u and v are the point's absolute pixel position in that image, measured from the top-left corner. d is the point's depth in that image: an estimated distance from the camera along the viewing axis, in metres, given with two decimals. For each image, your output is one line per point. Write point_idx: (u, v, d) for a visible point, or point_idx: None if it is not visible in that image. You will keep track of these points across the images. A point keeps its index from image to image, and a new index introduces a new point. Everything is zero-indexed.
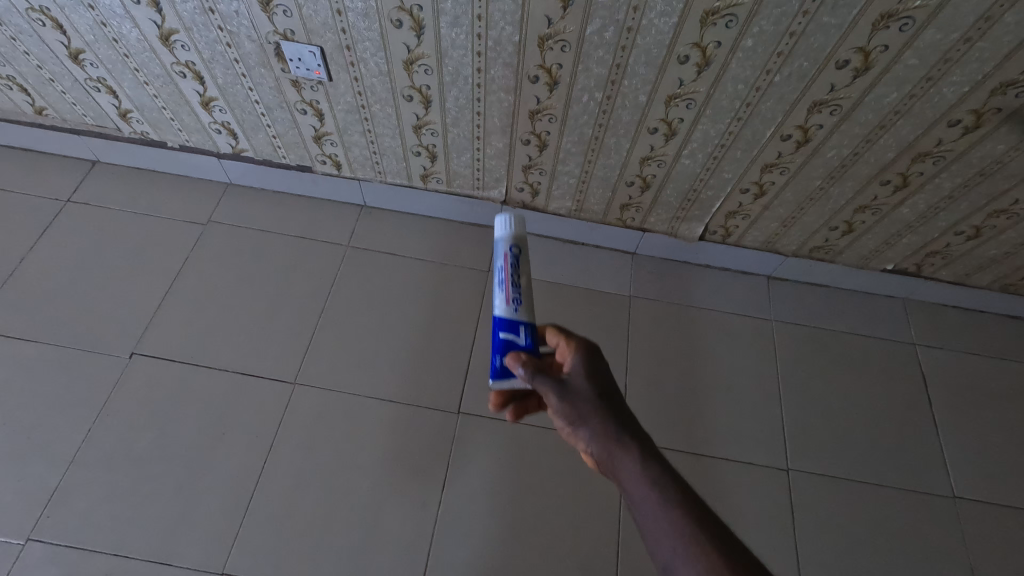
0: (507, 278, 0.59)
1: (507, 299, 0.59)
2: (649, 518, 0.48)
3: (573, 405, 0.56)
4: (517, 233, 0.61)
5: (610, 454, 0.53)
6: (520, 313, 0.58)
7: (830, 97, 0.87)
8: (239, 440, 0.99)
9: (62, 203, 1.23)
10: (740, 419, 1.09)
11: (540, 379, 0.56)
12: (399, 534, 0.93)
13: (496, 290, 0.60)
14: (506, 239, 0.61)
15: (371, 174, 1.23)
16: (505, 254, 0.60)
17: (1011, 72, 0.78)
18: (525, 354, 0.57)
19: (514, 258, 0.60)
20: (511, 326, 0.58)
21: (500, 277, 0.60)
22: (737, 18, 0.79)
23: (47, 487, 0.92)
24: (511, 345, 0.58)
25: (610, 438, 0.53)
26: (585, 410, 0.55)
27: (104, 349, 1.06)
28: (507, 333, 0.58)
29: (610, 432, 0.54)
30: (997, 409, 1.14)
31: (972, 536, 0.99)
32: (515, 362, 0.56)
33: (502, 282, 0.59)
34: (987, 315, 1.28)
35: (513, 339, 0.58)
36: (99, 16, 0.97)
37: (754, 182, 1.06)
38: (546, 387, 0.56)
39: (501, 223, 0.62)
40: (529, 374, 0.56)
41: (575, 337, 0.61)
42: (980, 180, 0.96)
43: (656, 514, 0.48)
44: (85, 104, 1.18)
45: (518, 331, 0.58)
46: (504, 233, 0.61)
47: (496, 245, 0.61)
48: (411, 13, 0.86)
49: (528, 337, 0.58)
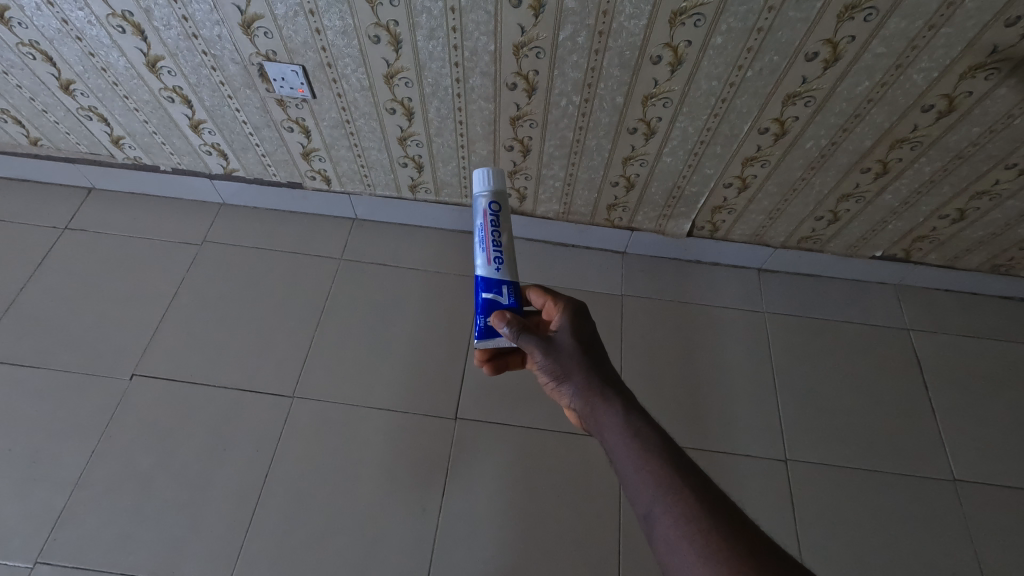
0: (489, 237, 0.62)
1: (489, 260, 0.63)
2: (625, 460, 0.56)
3: (558, 362, 0.63)
4: (495, 188, 0.64)
5: (592, 405, 0.61)
6: (502, 272, 0.63)
7: (802, 89, 0.88)
8: (240, 455, 1.00)
9: (59, 230, 1.26)
10: (736, 412, 1.09)
11: (527, 338, 0.62)
12: (401, 541, 0.93)
13: (478, 250, 0.63)
14: (485, 196, 0.63)
15: (360, 188, 1.25)
16: (484, 211, 0.63)
17: (977, 55, 0.80)
18: (510, 313, 0.62)
19: (494, 214, 0.63)
20: (495, 287, 0.63)
21: (481, 235, 0.63)
22: (704, 17, 0.80)
23: (52, 510, 0.93)
24: (495, 305, 0.63)
25: (589, 390, 0.61)
26: (569, 365, 0.63)
27: (105, 372, 1.08)
28: (490, 294, 0.62)
29: (591, 386, 0.61)
30: (994, 390, 1.14)
31: (974, 518, 0.99)
32: (500, 321, 0.61)
33: (483, 241, 0.63)
34: (979, 297, 1.28)
35: (496, 300, 0.63)
36: (87, 47, 0.99)
37: (737, 177, 1.07)
38: (533, 345, 0.62)
39: (479, 178, 0.64)
40: (514, 332, 0.61)
41: (562, 299, 0.69)
42: (959, 163, 0.97)
43: (632, 457, 0.56)
44: (78, 132, 1.20)
45: (501, 291, 0.63)
46: (484, 188, 0.64)
47: (475, 201, 0.64)
48: (388, 28, 0.88)
49: (511, 296, 0.63)
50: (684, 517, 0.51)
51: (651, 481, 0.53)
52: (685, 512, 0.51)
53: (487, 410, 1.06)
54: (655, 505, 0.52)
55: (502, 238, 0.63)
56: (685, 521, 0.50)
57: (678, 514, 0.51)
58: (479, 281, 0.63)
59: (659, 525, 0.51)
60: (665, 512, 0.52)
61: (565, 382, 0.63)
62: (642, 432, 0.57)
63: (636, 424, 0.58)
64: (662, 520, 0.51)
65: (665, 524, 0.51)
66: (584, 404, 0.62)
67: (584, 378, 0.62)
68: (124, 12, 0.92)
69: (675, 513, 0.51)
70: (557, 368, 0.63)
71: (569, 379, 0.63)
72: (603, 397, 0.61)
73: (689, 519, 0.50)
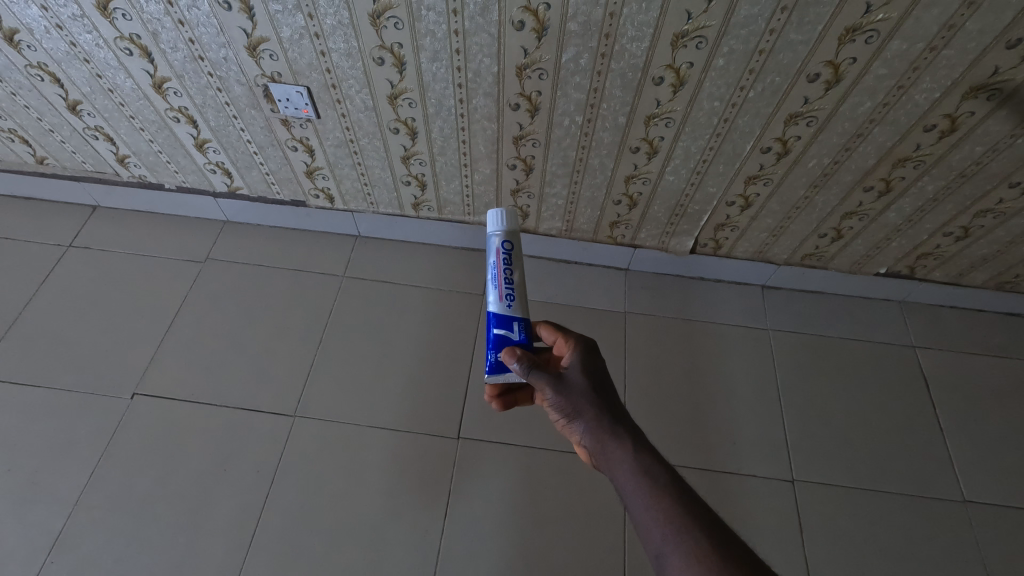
0: (501, 274, 0.63)
1: (501, 296, 0.63)
2: (635, 498, 0.55)
3: (569, 399, 0.63)
4: (509, 228, 0.64)
5: (601, 441, 0.60)
6: (513, 309, 0.63)
7: (804, 110, 0.89)
8: (241, 474, 0.99)
9: (64, 247, 1.26)
10: (742, 431, 1.08)
11: (538, 374, 0.62)
12: (402, 563, 0.92)
13: (490, 286, 0.64)
14: (499, 235, 0.64)
15: (363, 206, 1.25)
16: (498, 250, 0.64)
17: (979, 76, 0.80)
18: (520, 349, 0.62)
19: (507, 252, 0.64)
20: (506, 323, 0.63)
21: (494, 273, 0.63)
22: (706, 39, 0.81)
23: (51, 532, 0.92)
24: (506, 341, 0.63)
25: (599, 427, 0.61)
26: (579, 402, 0.62)
27: (106, 390, 1.07)
28: (501, 330, 0.63)
29: (602, 423, 0.61)
30: (1003, 408, 1.13)
31: (986, 540, 0.97)
32: (510, 357, 0.61)
33: (495, 279, 0.63)
34: (985, 314, 1.27)
35: (507, 335, 0.63)
36: (94, 69, 1.00)
37: (739, 195, 1.07)
38: (543, 382, 0.62)
39: (494, 218, 0.65)
40: (525, 368, 0.61)
41: (572, 334, 0.69)
42: (963, 182, 0.97)
43: (641, 495, 0.55)
44: (83, 151, 1.21)
45: (512, 327, 0.63)
46: (497, 228, 0.65)
47: (489, 240, 0.64)
48: (392, 50, 0.89)
49: (522, 332, 0.63)
50: (694, 558, 0.50)
51: (661, 520, 0.53)
52: (696, 552, 0.50)
53: (490, 429, 1.05)
54: (665, 545, 0.51)
55: (514, 275, 0.63)
56: (696, 561, 0.49)
57: (688, 554, 0.50)
58: (490, 317, 0.63)
59: (669, 565, 0.51)
60: (675, 552, 0.51)
61: (575, 419, 0.62)
62: (652, 471, 0.57)
63: (646, 462, 0.57)
64: (673, 560, 0.51)
65: (676, 564, 0.50)
66: (594, 440, 0.61)
67: (594, 416, 0.61)
68: (132, 35, 0.93)
69: (686, 553, 0.50)
70: (567, 405, 0.63)
71: (580, 416, 0.62)
72: (612, 434, 0.60)
73: (700, 559, 0.50)
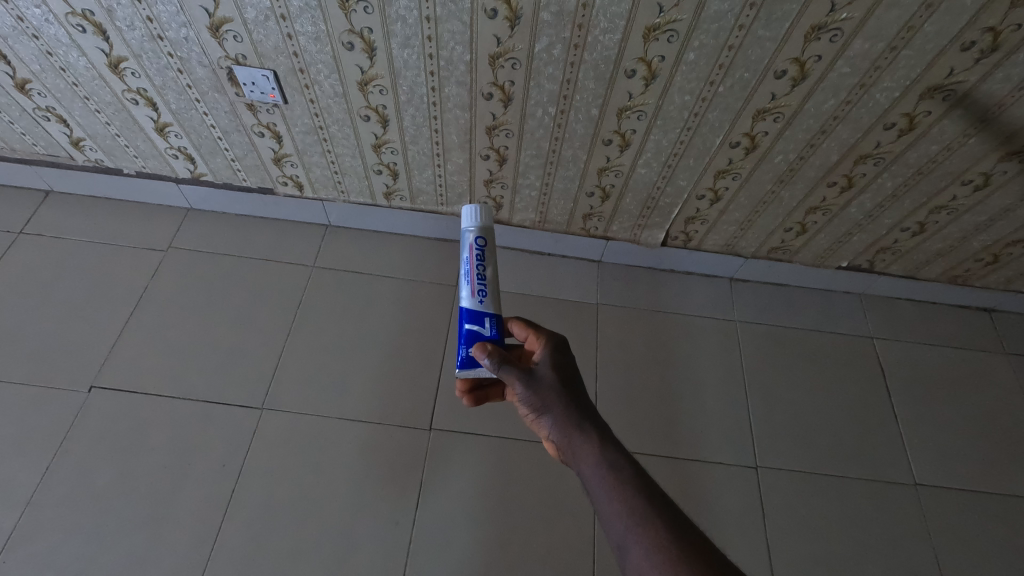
0: (473, 270, 0.63)
1: (473, 291, 0.63)
2: (601, 492, 0.56)
3: (538, 394, 0.63)
4: (483, 224, 0.64)
5: (569, 436, 0.61)
6: (486, 305, 0.63)
7: (772, 106, 0.90)
8: (207, 468, 0.97)
9: (13, 234, 1.20)
10: (709, 420, 1.11)
11: (508, 370, 0.62)
12: (373, 555, 0.91)
13: (463, 282, 0.63)
14: (473, 230, 0.64)
15: (333, 194, 1.23)
16: (471, 245, 0.63)
17: (935, 77, 0.83)
18: (492, 345, 0.62)
19: (480, 248, 0.63)
20: (477, 319, 0.63)
21: (467, 268, 0.63)
22: (677, 33, 0.82)
23: (2, 531, 0.89)
24: (477, 336, 0.63)
25: (568, 423, 0.61)
26: (549, 397, 0.63)
27: (61, 384, 1.03)
28: (473, 326, 0.62)
29: (570, 418, 0.62)
30: (952, 396, 1.18)
31: (934, 521, 1.02)
32: (482, 353, 0.61)
33: (467, 274, 0.63)
34: (938, 306, 1.33)
35: (478, 331, 0.63)
36: (44, 46, 0.95)
37: (709, 189, 1.09)
38: (514, 377, 0.62)
39: (467, 214, 0.64)
40: (495, 364, 0.61)
41: (543, 331, 0.69)
42: (919, 179, 1.00)
43: (606, 489, 0.56)
44: (34, 133, 1.15)
45: (484, 323, 0.62)
46: (472, 223, 0.64)
47: (463, 235, 0.64)
48: (362, 35, 0.87)
49: (494, 328, 0.63)
50: (656, 548, 0.51)
51: (625, 512, 0.54)
52: (658, 543, 0.51)
53: (462, 419, 1.05)
54: (628, 537, 0.52)
55: (486, 271, 0.63)
56: (657, 551, 0.51)
57: (650, 545, 0.51)
58: (462, 312, 0.63)
59: (632, 556, 0.52)
60: (638, 543, 0.52)
61: (544, 414, 0.63)
62: (618, 464, 0.57)
63: (612, 456, 0.58)
64: (636, 551, 0.52)
65: (638, 555, 0.51)
66: (562, 436, 0.61)
67: (563, 411, 0.62)
68: (85, 11, 0.88)
69: (648, 543, 0.51)
70: (536, 400, 0.63)
71: (548, 412, 0.63)
72: (580, 429, 0.61)
73: (661, 549, 0.51)
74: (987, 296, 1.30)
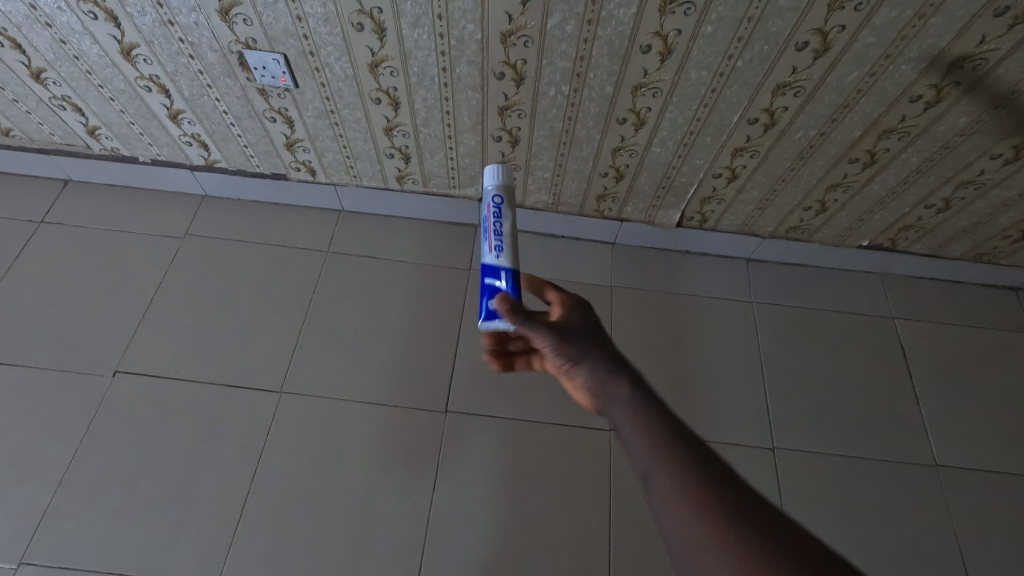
0: (491, 226, 0.63)
1: (490, 247, 0.63)
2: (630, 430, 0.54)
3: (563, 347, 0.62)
4: (504, 182, 0.65)
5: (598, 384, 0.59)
6: (502, 259, 0.62)
7: (792, 80, 0.88)
8: (229, 450, 0.99)
9: (35, 224, 1.22)
10: (726, 402, 1.10)
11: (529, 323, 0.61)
12: (392, 535, 0.93)
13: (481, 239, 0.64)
14: (493, 188, 0.65)
15: (346, 179, 1.22)
16: (490, 203, 0.64)
17: (966, 45, 0.80)
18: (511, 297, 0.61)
19: (498, 205, 0.64)
20: (494, 273, 0.62)
21: (486, 226, 0.63)
22: (694, 5, 0.79)
23: (36, 511, 0.92)
24: (496, 290, 0.62)
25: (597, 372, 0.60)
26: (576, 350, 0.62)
27: (87, 369, 1.05)
28: (491, 279, 0.62)
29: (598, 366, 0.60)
30: (977, 377, 1.16)
31: (955, 503, 1.01)
32: (502, 304, 0.60)
33: (486, 231, 0.63)
34: (962, 286, 1.30)
35: (496, 284, 0.62)
36: (58, 34, 0.96)
37: (726, 167, 1.06)
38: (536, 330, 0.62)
39: (489, 174, 0.66)
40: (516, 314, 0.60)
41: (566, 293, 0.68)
42: (946, 154, 0.97)
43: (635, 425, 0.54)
44: (51, 122, 1.16)
45: (500, 277, 0.62)
46: (493, 183, 0.65)
47: (483, 194, 0.65)
48: (372, 15, 0.86)
49: (511, 281, 0.62)
50: (685, 475, 0.48)
51: (652, 443, 0.51)
52: (686, 470, 0.49)
53: (477, 403, 1.06)
54: (655, 464, 0.50)
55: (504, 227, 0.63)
56: (687, 477, 0.48)
57: (679, 471, 0.48)
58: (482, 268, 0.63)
59: (661, 484, 0.49)
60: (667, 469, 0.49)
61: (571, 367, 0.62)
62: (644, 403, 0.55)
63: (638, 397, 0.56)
64: (662, 477, 0.49)
65: (666, 482, 0.48)
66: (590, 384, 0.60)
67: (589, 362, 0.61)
68: None
69: (675, 468, 0.49)
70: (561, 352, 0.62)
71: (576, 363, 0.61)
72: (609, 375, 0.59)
73: (689, 476, 0.48)
74: (1014, 274, 1.26)
